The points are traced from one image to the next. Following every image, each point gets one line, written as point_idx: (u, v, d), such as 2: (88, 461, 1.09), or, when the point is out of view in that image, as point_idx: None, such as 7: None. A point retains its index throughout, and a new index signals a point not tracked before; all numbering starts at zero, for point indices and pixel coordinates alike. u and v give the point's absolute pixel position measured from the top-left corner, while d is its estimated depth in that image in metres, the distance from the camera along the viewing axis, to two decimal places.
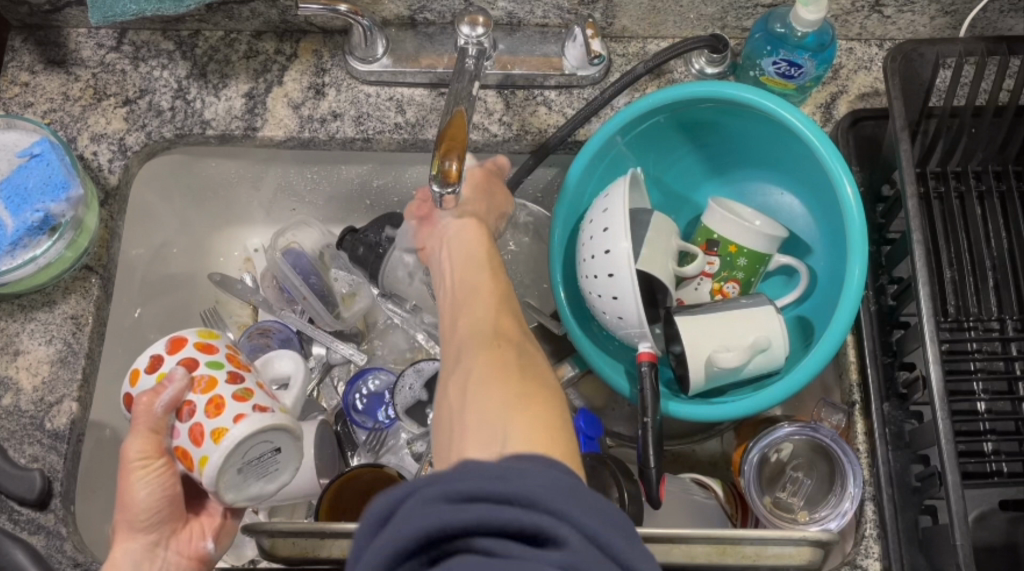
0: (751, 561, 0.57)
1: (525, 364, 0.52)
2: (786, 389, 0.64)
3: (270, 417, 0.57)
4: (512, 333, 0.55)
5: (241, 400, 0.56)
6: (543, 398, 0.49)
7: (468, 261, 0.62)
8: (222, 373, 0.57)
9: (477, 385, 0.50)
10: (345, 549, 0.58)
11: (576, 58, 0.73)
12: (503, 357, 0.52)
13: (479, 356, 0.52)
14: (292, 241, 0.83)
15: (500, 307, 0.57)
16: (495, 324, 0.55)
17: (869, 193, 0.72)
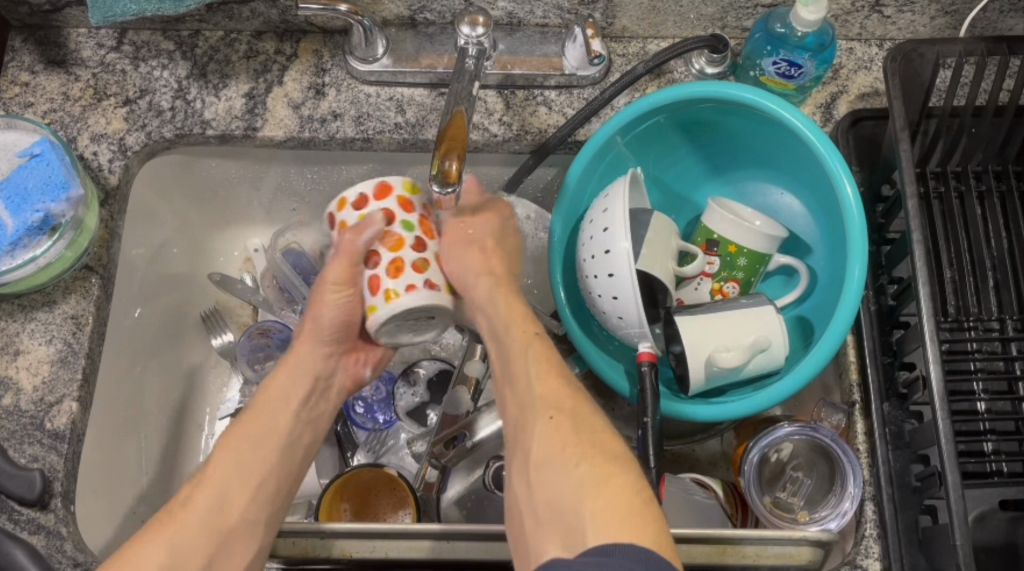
0: (752, 562, 0.57)
1: (586, 432, 0.51)
2: (787, 389, 0.64)
3: (435, 294, 0.58)
4: (565, 399, 0.54)
5: (422, 268, 0.58)
6: (612, 466, 0.49)
7: (500, 324, 0.61)
8: (412, 237, 0.59)
9: (542, 471, 0.50)
10: (344, 549, 0.58)
11: (576, 58, 0.73)
12: (561, 430, 0.52)
13: (536, 433, 0.52)
14: (292, 241, 0.82)
15: (548, 371, 0.56)
16: (547, 392, 0.55)
17: (869, 193, 0.72)
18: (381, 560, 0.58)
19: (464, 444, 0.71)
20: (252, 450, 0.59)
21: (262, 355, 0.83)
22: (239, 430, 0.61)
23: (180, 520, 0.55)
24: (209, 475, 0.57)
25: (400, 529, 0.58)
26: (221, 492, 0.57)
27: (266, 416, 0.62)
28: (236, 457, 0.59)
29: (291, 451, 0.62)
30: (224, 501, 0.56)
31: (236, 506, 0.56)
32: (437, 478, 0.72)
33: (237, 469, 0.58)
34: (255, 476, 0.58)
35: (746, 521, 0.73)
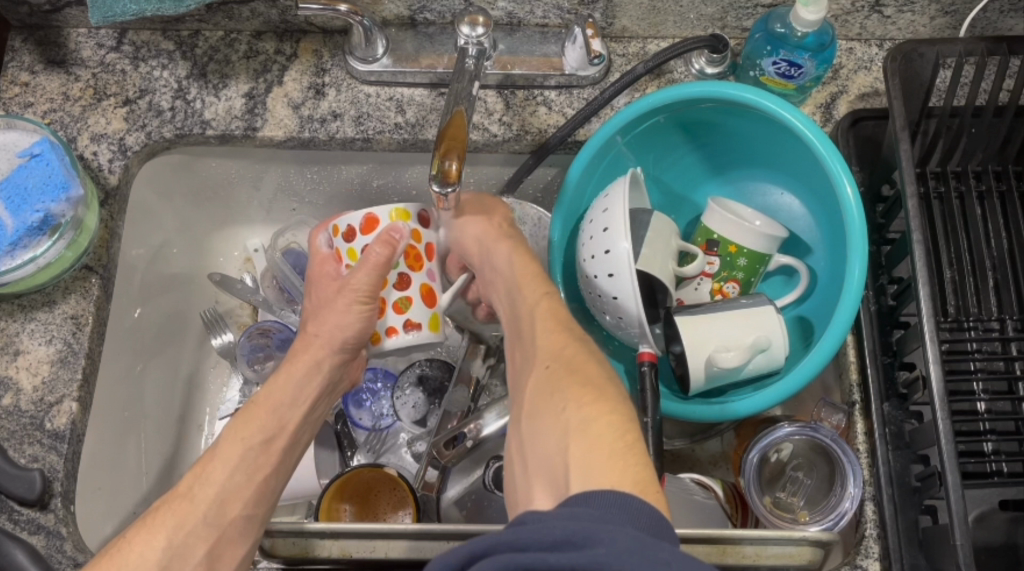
0: (751, 562, 0.57)
1: (586, 379, 0.50)
2: (786, 389, 0.64)
3: (418, 335, 0.66)
4: (565, 348, 0.53)
5: (407, 306, 0.65)
6: (603, 406, 0.47)
7: (513, 287, 0.62)
8: (399, 273, 0.65)
9: (533, 421, 0.50)
10: (344, 549, 0.58)
11: (576, 59, 0.73)
12: (560, 377, 0.51)
13: (532, 382, 0.52)
14: (292, 242, 0.84)
15: (554, 326, 0.56)
16: (551, 345, 0.54)
17: (869, 194, 0.72)
18: (381, 560, 0.58)
19: (465, 444, 0.69)
20: (258, 445, 0.62)
21: (262, 355, 0.82)
22: (247, 419, 0.63)
23: (187, 505, 0.58)
24: (216, 465, 0.60)
25: (400, 529, 0.57)
26: (226, 486, 0.60)
27: (273, 413, 0.63)
28: (242, 454, 0.61)
29: (291, 453, 0.65)
30: (226, 494, 0.59)
31: (237, 500, 0.59)
32: (437, 478, 0.72)
33: (240, 467, 0.61)
34: (255, 477, 0.61)
35: (746, 521, 0.73)
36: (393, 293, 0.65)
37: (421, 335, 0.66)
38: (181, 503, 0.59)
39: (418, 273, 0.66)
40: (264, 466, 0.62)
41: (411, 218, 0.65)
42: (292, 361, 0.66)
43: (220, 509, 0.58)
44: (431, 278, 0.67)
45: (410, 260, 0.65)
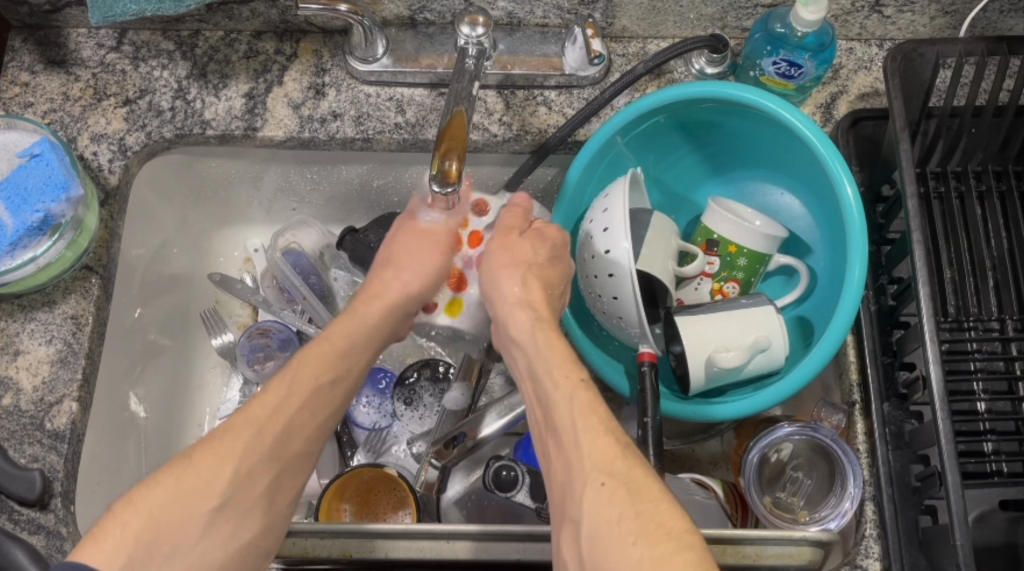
0: (752, 562, 0.57)
1: (643, 502, 0.45)
2: (786, 389, 0.64)
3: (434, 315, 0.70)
4: (615, 459, 0.47)
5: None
6: (669, 535, 0.43)
7: (539, 368, 0.54)
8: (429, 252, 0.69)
9: (597, 551, 0.44)
10: (344, 549, 0.58)
11: (576, 59, 0.73)
12: (615, 499, 0.45)
13: (586, 501, 0.46)
14: (292, 242, 0.84)
15: (595, 425, 0.49)
16: (594, 451, 0.47)
17: (869, 193, 0.72)
18: (381, 560, 0.58)
19: (465, 443, 0.69)
20: (327, 386, 0.56)
21: (262, 355, 0.82)
22: (319, 353, 0.56)
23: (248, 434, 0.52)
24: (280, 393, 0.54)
25: (401, 529, 0.58)
26: (293, 420, 0.53)
27: (345, 355, 0.57)
28: (312, 389, 0.55)
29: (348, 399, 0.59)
30: (291, 430, 0.53)
31: (301, 437, 0.54)
32: (437, 477, 0.71)
33: (309, 402, 0.54)
34: (319, 416, 0.55)
35: (746, 521, 0.73)
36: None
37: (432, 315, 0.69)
38: (248, 428, 0.51)
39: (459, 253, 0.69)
40: (327, 407, 0.56)
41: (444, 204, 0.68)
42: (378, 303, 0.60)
43: (282, 444, 0.52)
44: (467, 263, 0.69)
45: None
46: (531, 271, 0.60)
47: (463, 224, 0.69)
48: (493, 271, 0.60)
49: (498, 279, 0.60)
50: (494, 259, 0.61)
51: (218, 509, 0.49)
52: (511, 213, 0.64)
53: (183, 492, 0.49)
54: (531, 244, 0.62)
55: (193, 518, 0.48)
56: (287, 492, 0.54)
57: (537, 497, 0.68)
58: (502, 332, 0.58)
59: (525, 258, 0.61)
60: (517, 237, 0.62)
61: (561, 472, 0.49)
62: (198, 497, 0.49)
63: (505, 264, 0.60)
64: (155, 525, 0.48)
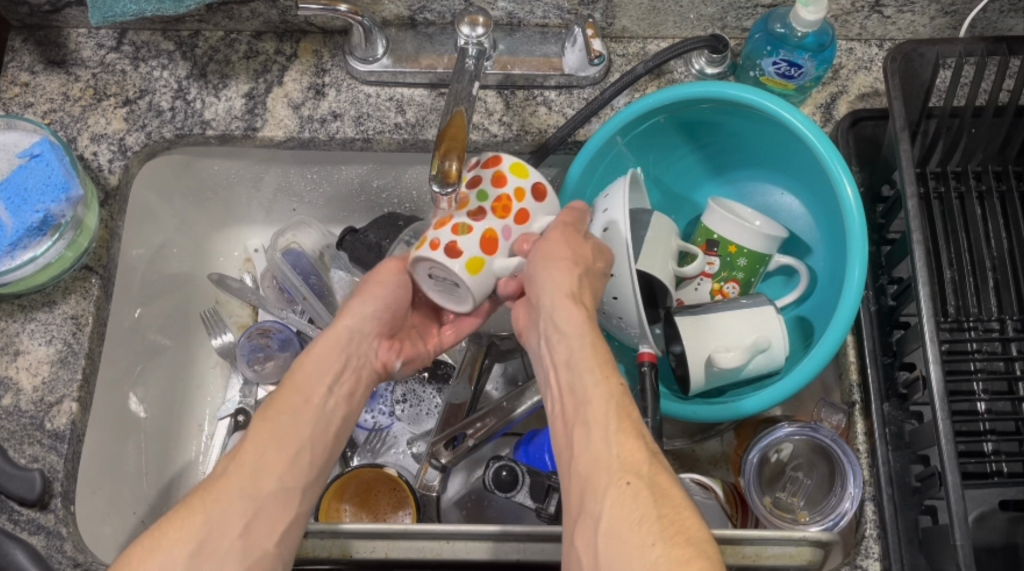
0: (752, 561, 0.56)
1: (668, 510, 0.46)
2: (776, 396, 0.64)
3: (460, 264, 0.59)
4: (643, 461, 0.48)
5: (465, 231, 0.59)
6: (692, 548, 0.44)
7: (574, 357, 0.54)
8: (490, 206, 0.61)
9: (612, 546, 0.45)
10: (344, 549, 0.58)
11: (576, 60, 0.73)
12: (639, 501, 0.46)
13: (610, 499, 0.47)
14: (292, 241, 0.83)
15: (628, 426, 0.50)
16: (622, 451, 0.48)
17: (869, 193, 0.73)
18: (380, 560, 0.58)
19: (466, 443, 0.70)
20: (286, 424, 0.56)
21: (262, 355, 0.82)
22: (275, 403, 0.57)
23: (220, 483, 0.52)
24: (248, 444, 0.54)
25: (400, 529, 0.57)
26: (258, 460, 0.54)
27: (298, 390, 0.58)
28: (271, 429, 0.56)
29: (321, 442, 0.58)
30: (261, 467, 0.54)
31: (272, 474, 0.54)
32: (437, 478, 0.71)
33: (275, 439, 0.55)
34: (288, 451, 0.55)
35: (746, 521, 0.73)
36: (465, 217, 0.60)
37: (452, 263, 0.59)
38: (223, 483, 0.52)
39: (500, 218, 0.61)
40: (297, 441, 0.56)
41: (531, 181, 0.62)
42: (319, 344, 0.62)
43: (254, 480, 0.53)
44: (505, 234, 0.61)
45: (498, 204, 0.61)
46: (588, 274, 0.59)
47: (518, 195, 0.61)
48: (547, 263, 0.58)
49: (553, 272, 0.58)
50: (553, 248, 0.59)
51: (191, 557, 0.49)
52: (567, 214, 0.62)
53: (155, 549, 0.49)
54: (592, 248, 0.60)
55: (168, 567, 0.48)
56: (273, 528, 0.52)
57: (537, 497, 0.67)
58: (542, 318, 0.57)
59: (581, 257, 0.59)
60: (580, 238, 0.60)
61: (577, 465, 0.50)
62: (171, 546, 0.49)
63: (564, 256, 0.58)
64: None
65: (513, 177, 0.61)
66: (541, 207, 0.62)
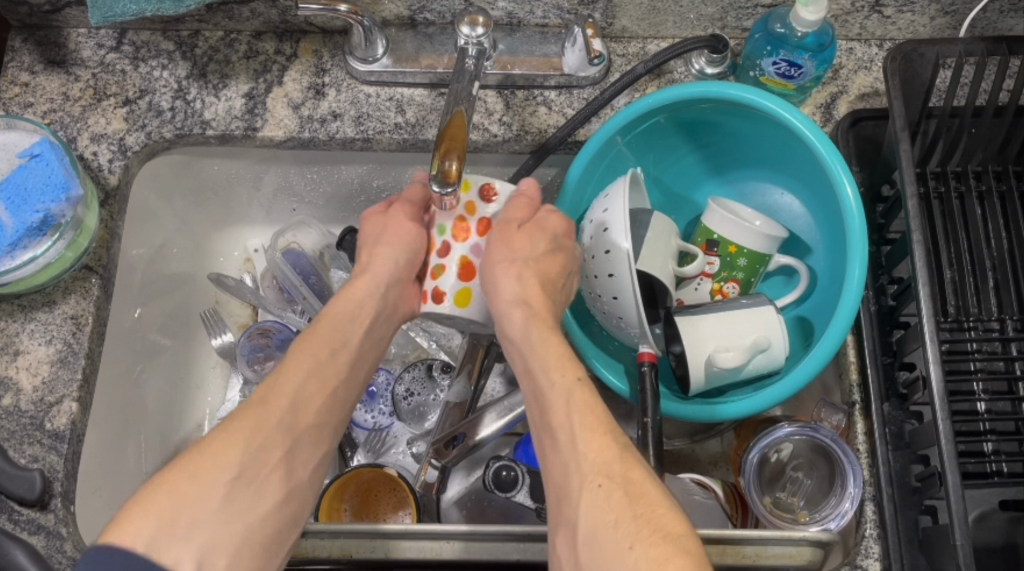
0: (752, 562, 0.57)
1: (643, 508, 0.46)
2: (775, 397, 0.64)
3: (448, 302, 0.61)
4: (612, 461, 0.48)
5: (439, 273, 0.61)
6: (670, 546, 0.44)
7: (536, 366, 0.55)
8: (449, 237, 0.61)
9: (592, 551, 0.45)
10: (344, 549, 0.58)
11: (576, 60, 0.72)
12: (613, 502, 0.46)
13: (584, 506, 0.47)
14: (292, 241, 0.83)
15: (593, 426, 0.50)
16: (592, 453, 0.49)
17: (869, 193, 0.73)
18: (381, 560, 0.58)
19: (465, 443, 0.70)
20: (327, 359, 0.57)
21: (262, 355, 0.82)
22: (312, 337, 0.58)
23: (263, 408, 0.52)
24: (287, 372, 0.55)
25: (401, 529, 0.57)
26: (298, 391, 0.54)
27: (336, 332, 0.59)
28: (310, 364, 0.56)
29: (353, 382, 0.59)
30: (300, 400, 0.54)
31: (309, 409, 0.55)
32: (437, 478, 0.71)
33: (315, 374, 0.56)
34: (325, 388, 0.56)
35: (746, 521, 0.73)
36: (435, 258, 0.62)
37: (441, 306, 0.61)
38: (260, 410, 0.52)
39: (463, 244, 0.61)
40: (334, 380, 0.57)
41: (472, 188, 0.61)
42: (352, 286, 0.62)
43: (293, 415, 0.53)
44: (476, 254, 0.61)
45: (456, 230, 0.61)
46: (532, 267, 0.59)
47: (468, 211, 0.61)
48: (492, 264, 0.59)
49: (497, 277, 0.58)
50: (492, 253, 0.59)
51: (233, 482, 0.48)
52: (516, 205, 0.61)
53: (194, 472, 0.48)
54: (530, 238, 0.60)
55: (210, 490, 0.48)
56: (306, 462, 0.54)
57: (537, 497, 0.67)
58: (504, 329, 0.58)
59: (523, 251, 0.59)
60: (516, 230, 0.60)
61: (552, 475, 0.50)
62: (210, 472, 0.48)
63: (508, 260, 0.59)
64: (177, 517, 0.46)
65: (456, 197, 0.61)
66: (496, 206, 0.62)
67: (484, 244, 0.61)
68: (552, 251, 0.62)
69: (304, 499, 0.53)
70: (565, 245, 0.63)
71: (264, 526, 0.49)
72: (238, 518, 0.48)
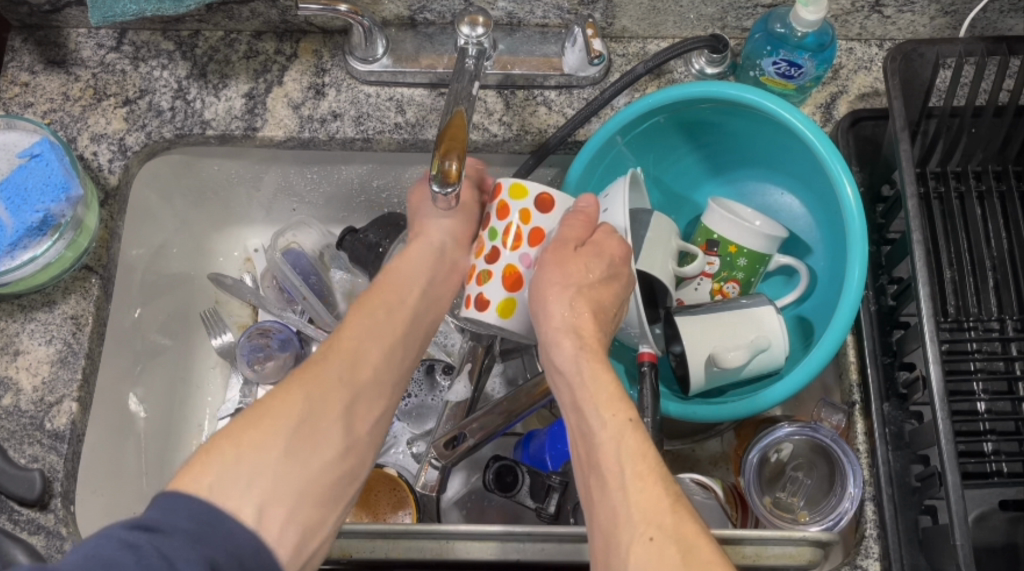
0: (751, 562, 0.57)
1: (696, 566, 0.46)
2: (776, 398, 0.64)
3: (492, 312, 0.61)
4: (663, 511, 0.48)
5: (486, 280, 0.61)
6: None
7: (584, 401, 0.55)
8: (500, 244, 0.61)
9: None
10: (344, 549, 0.58)
11: (576, 60, 0.72)
12: (664, 556, 0.46)
13: (632, 556, 0.47)
14: (292, 242, 0.84)
15: (645, 472, 0.50)
16: (642, 502, 0.49)
17: (869, 193, 0.73)
18: (381, 560, 0.58)
19: (466, 443, 0.70)
20: (384, 323, 0.61)
21: (262, 355, 0.82)
22: (369, 303, 0.62)
23: (319, 371, 0.55)
24: (349, 332, 0.59)
25: (402, 529, 0.58)
26: (357, 352, 0.58)
27: (394, 297, 0.63)
28: (370, 328, 0.60)
29: (409, 347, 0.63)
30: (359, 361, 0.58)
31: (369, 368, 0.58)
32: (436, 479, 0.70)
33: (372, 334, 0.60)
34: (383, 354, 0.59)
35: (746, 521, 0.73)
36: (482, 264, 0.62)
37: (484, 315, 0.61)
38: (317, 372, 0.55)
39: (513, 252, 0.61)
40: (393, 342, 0.61)
41: (530, 195, 0.60)
42: (412, 250, 0.66)
43: (353, 369, 0.57)
44: (525, 265, 0.61)
45: (508, 238, 0.61)
46: (582, 294, 0.59)
47: (523, 219, 0.60)
48: (543, 287, 0.59)
49: (548, 302, 0.59)
50: (547, 276, 0.59)
51: (290, 443, 0.51)
52: (572, 222, 0.61)
53: (256, 425, 0.51)
54: (587, 263, 0.59)
55: (270, 445, 0.50)
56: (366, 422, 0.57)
57: (537, 497, 0.67)
58: (550, 358, 0.58)
59: (577, 277, 0.59)
60: (572, 252, 0.60)
61: (598, 517, 0.50)
62: (268, 434, 0.51)
63: (558, 284, 0.59)
64: (238, 460, 0.49)
65: (513, 202, 0.60)
66: (550, 217, 0.61)
67: (534, 254, 0.61)
68: (608, 277, 0.60)
69: (361, 458, 0.56)
70: (622, 269, 0.62)
71: (323, 478, 0.52)
72: (300, 472, 0.51)
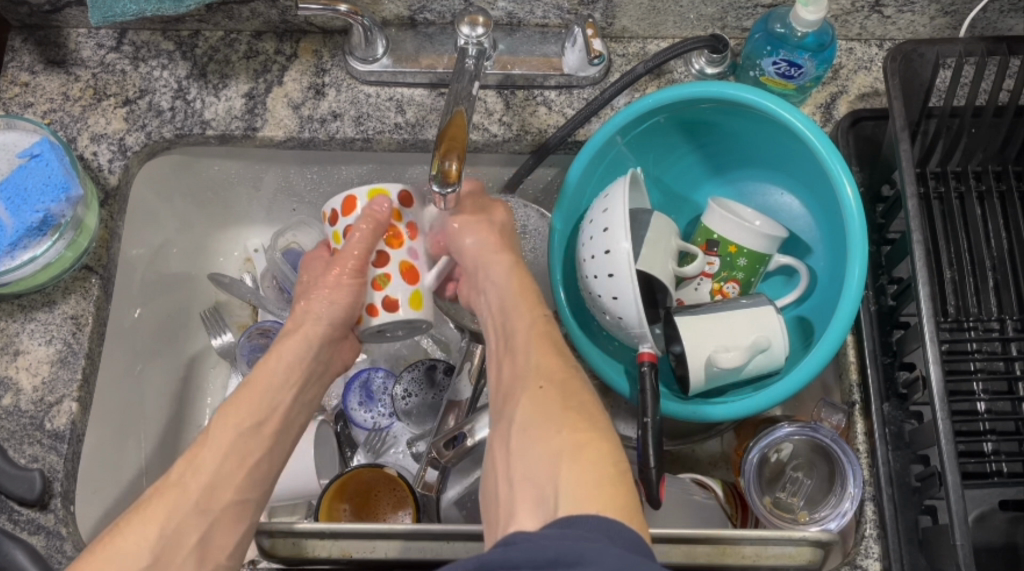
0: (751, 562, 0.57)
1: (573, 405, 0.52)
2: (775, 397, 0.64)
3: (404, 310, 0.63)
4: (555, 371, 0.55)
5: (385, 283, 0.62)
6: (590, 436, 0.50)
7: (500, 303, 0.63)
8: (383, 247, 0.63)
9: (525, 440, 0.51)
10: (344, 549, 0.59)
11: (576, 60, 0.72)
12: (548, 401, 0.53)
13: (525, 401, 0.54)
14: (292, 242, 0.83)
15: (544, 346, 0.58)
16: (540, 364, 0.56)
17: (869, 193, 0.73)
18: (381, 560, 0.59)
19: (465, 443, 0.68)
20: (250, 430, 0.61)
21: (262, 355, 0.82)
22: (240, 404, 0.62)
23: (181, 493, 0.57)
24: (206, 451, 0.59)
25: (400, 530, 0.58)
26: (217, 471, 0.59)
27: (263, 398, 0.63)
28: (235, 436, 0.60)
29: (278, 447, 0.63)
30: (217, 482, 0.58)
31: (231, 486, 0.59)
32: (437, 478, 0.71)
33: (240, 437, 0.61)
34: (247, 462, 0.60)
35: (746, 522, 0.73)
36: (374, 270, 0.63)
37: (398, 315, 0.63)
38: (174, 490, 0.57)
39: (399, 250, 0.63)
40: (259, 450, 0.61)
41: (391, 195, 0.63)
42: (285, 343, 0.65)
43: (212, 492, 0.58)
44: (415, 257, 0.64)
45: (388, 237, 0.63)
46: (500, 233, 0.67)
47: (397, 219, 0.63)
48: (459, 227, 0.66)
49: (462, 239, 0.66)
50: (465, 220, 0.66)
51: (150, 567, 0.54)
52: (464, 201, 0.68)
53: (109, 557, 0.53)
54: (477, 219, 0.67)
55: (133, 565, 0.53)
56: (228, 538, 0.58)
57: None
58: (479, 277, 0.65)
59: (486, 218, 0.67)
60: (469, 212, 0.67)
61: (504, 386, 0.57)
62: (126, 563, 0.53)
63: (479, 222, 0.66)
64: None
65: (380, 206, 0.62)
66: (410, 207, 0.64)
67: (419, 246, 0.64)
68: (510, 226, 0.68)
69: None
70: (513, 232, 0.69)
71: None
72: None
